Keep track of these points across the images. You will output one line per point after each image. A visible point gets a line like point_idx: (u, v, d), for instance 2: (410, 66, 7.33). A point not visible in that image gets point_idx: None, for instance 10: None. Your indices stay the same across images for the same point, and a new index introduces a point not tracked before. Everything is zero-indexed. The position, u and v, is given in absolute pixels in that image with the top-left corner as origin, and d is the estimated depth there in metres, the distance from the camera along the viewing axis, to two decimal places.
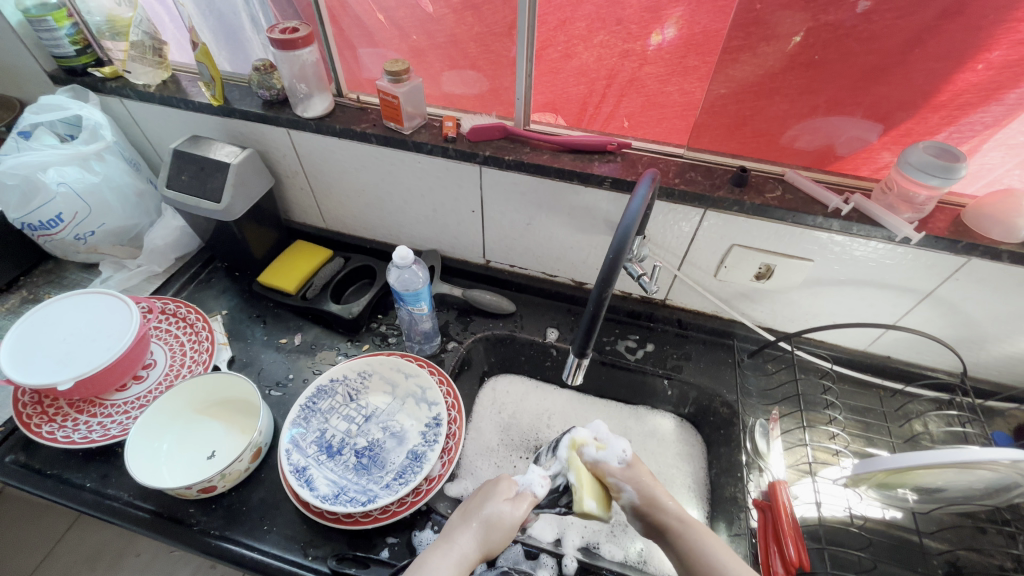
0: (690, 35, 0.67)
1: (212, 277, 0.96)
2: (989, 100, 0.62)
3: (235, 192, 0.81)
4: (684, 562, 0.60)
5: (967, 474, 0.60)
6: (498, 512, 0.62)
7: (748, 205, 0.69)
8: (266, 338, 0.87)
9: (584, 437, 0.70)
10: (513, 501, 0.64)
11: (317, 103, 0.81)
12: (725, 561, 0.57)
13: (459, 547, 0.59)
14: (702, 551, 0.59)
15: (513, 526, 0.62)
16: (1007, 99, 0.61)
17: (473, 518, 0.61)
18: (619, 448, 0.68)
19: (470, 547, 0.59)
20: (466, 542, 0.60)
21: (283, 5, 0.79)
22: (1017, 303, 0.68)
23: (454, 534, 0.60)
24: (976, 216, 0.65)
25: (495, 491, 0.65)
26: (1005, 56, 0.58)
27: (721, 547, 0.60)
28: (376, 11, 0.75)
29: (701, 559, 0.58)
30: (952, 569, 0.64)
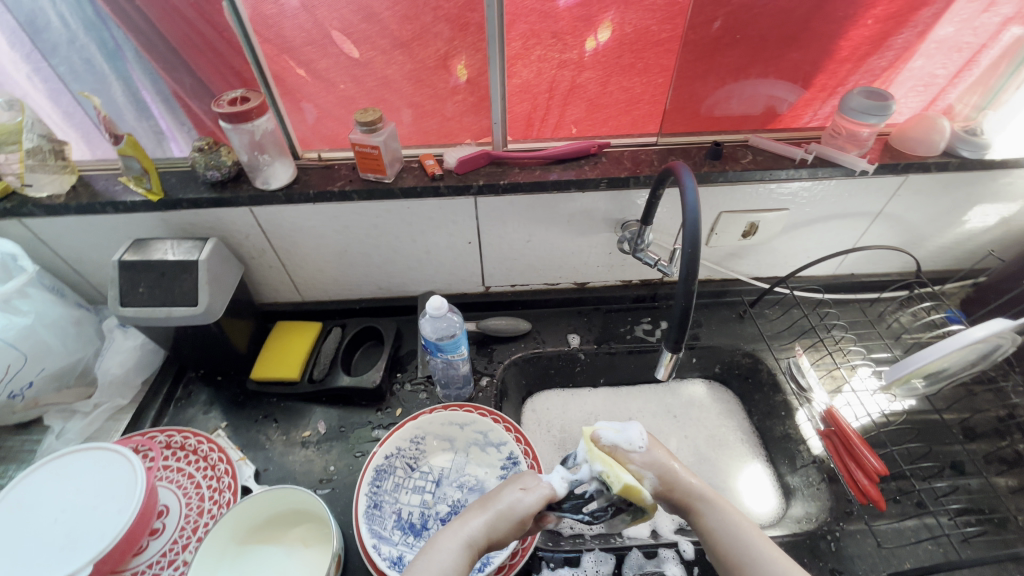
0: (622, 35, 0.71)
1: (190, 390, 0.84)
2: (880, 46, 0.73)
3: (211, 289, 0.72)
4: (705, 537, 0.58)
5: (968, 351, 0.71)
6: (510, 503, 0.58)
7: (731, 173, 0.76)
8: (286, 438, 0.78)
9: (595, 426, 0.63)
10: (526, 490, 0.59)
11: (280, 169, 0.74)
12: (747, 535, 0.56)
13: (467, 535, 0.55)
14: (727, 528, 0.57)
15: (524, 517, 0.57)
16: (894, 44, 0.73)
17: (486, 508, 0.58)
18: (632, 431, 0.62)
19: (480, 530, 0.56)
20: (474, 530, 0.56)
21: (190, 80, 0.71)
22: (942, 203, 0.82)
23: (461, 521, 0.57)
24: (903, 141, 0.77)
25: (513, 480, 0.61)
26: (885, 10, 0.69)
27: (745, 521, 0.57)
28: (295, 68, 0.71)
29: (724, 534, 0.57)
30: (969, 430, 0.76)
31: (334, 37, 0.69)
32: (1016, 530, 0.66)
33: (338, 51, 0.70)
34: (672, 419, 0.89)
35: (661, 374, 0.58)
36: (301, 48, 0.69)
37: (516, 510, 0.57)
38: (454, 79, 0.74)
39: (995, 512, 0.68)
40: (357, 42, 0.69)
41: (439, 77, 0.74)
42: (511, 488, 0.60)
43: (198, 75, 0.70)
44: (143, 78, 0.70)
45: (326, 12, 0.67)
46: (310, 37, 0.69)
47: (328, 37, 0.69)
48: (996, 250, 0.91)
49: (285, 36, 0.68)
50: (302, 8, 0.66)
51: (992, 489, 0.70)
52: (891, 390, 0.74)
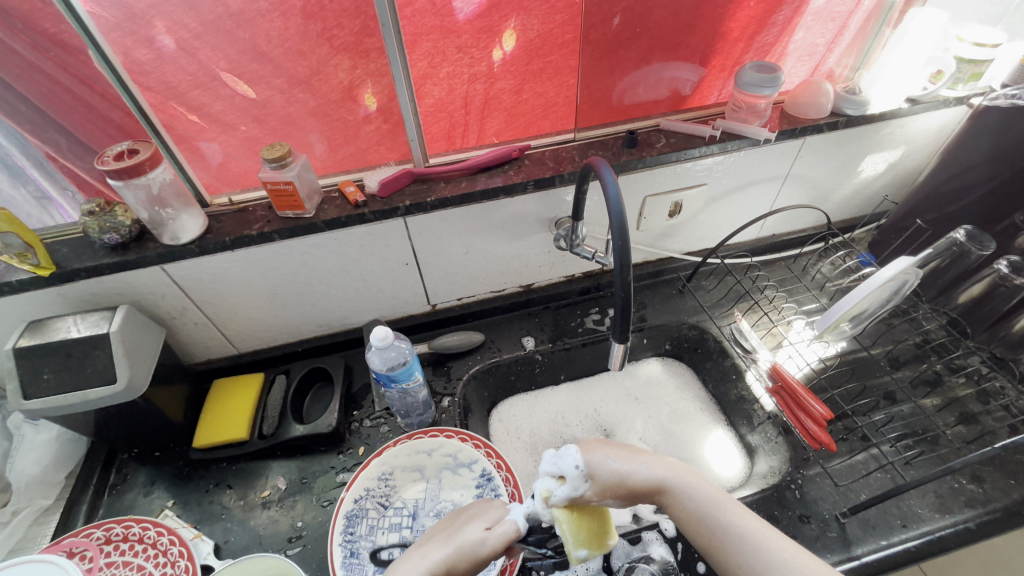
0: (527, 42, 0.72)
1: (126, 473, 0.76)
2: (765, 25, 0.78)
3: (130, 360, 0.66)
4: (683, 526, 0.56)
5: (882, 290, 0.77)
6: (474, 541, 0.55)
7: (649, 158, 0.78)
8: (244, 504, 0.73)
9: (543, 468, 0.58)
10: (492, 528, 0.57)
11: (188, 221, 0.69)
12: (721, 520, 0.53)
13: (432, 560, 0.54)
14: (696, 505, 0.54)
15: (494, 544, 0.55)
16: (776, 21, 0.78)
17: (451, 535, 0.57)
18: (573, 466, 0.56)
19: (439, 561, 0.54)
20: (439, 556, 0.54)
21: (66, 138, 0.64)
22: (839, 158, 0.90)
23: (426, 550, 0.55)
24: (796, 108, 0.82)
25: (484, 507, 0.60)
26: None
27: (713, 498, 0.54)
28: (185, 114, 0.66)
29: (696, 522, 0.54)
30: (894, 360, 0.84)
31: (224, 78, 0.64)
32: (947, 444, 0.73)
33: (232, 92, 0.66)
34: (634, 401, 0.91)
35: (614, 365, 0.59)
36: (189, 92, 0.64)
37: (482, 539, 0.56)
38: (363, 108, 0.72)
39: (927, 430, 0.75)
40: (251, 82, 0.65)
41: (347, 108, 0.72)
42: (475, 519, 0.58)
43: (71, 133, 0.64)
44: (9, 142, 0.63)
45: (208, 53, 0.61)
46: (197, 81, 0.64)
47: (218, 79, 0.64)
48: (890, 194, 1.01)
49: (169, 80, 0.63)
50: (180, 49, 0.60)
51: (921, 411, 0.77)
52: (824, 336, 0.80)
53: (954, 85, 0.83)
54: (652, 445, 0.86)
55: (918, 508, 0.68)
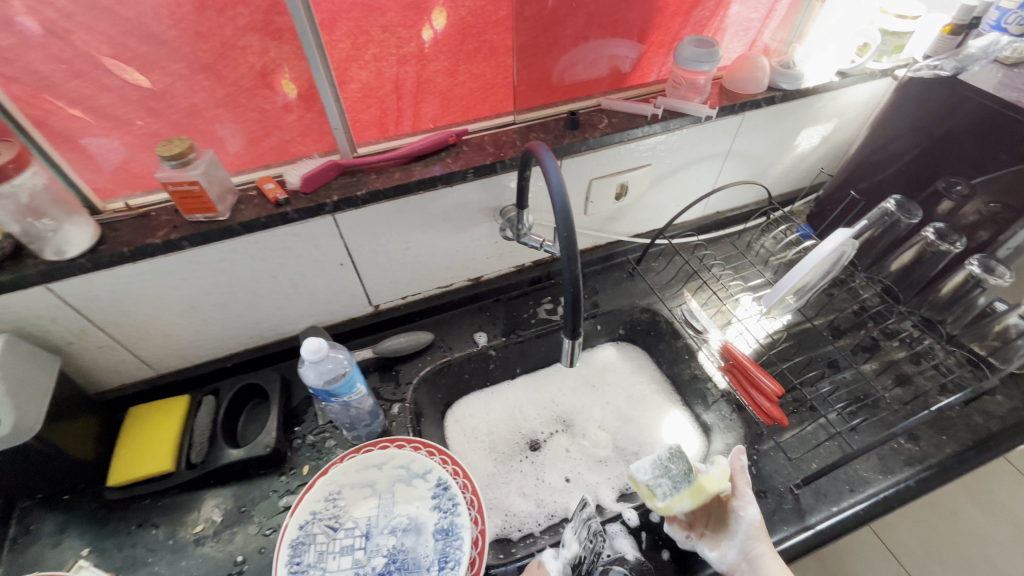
0: (459, 20, 0.66)
1: (28, 524, 0.67)
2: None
3: (15, 399, 0.57)
4: None
5: (823, 263, 0.78)
6: None
7: (592, 140, 0.76)
8: (174, 542, 0.65)
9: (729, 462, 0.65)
10: None
11: (75, 233, 0.59)
12: None
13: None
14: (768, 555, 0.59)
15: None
16: None
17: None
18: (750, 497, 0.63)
19: None
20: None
21: None
22: (777, 134, 0.90)
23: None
24: (734, 82, 0.82)
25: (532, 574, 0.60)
26: None
27: None
28: (64, 107, 0.56)
29: None
30: (835, 328, 0.86)
31: (108, 65, 0.55)
32: (886, 407, 0.76)
33: (120, 82, 0.56)
34: (592, 389, 0.90)
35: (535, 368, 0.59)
36: (65, 83, 0.55)
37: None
38: (281, 96, 0.65)
39: (869, 395, 0.77)
40: (143, 69, 0.56)
41: (261, 97, 0.64)
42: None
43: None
44: None
45: (84, 36, 0.52)
46: (73, 68, 0.54)
47: (101, 66, 0.55)
48: (825, 167, 1.03)
49: (37, 68, 0.53)
50: (47, 33, 0.51)
51: (863, 377, 0.79)
52: (770, 311, 0.81)
53: (879, 58, 0.86)
54: (610, 433, 0.85)
55: (863, 472, 0.70)
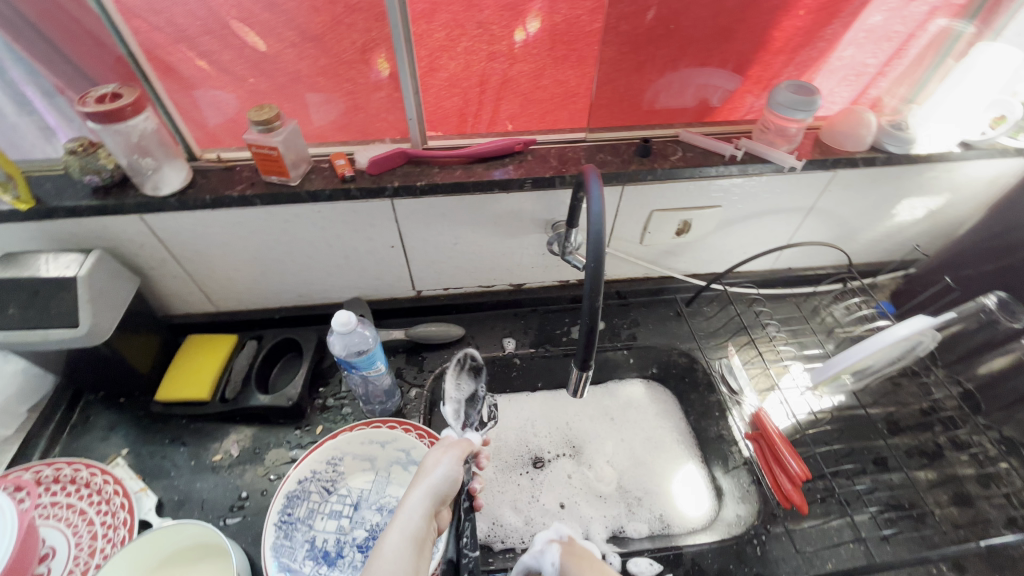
0: (552, 26, 0.67)
1: (89, 415, 0.77)
2: (811, 39, 0.71)
3: (96, 307, 0.65)
4: None
5: (892, 349, 0.71)
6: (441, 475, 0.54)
7: (660, 170, 0.73)
8: (195, 464, 0.72)
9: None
10: (451, 462, 0.56)
11: (170, 174, 0.67)
12: None
13: (414, 526, 0.48)
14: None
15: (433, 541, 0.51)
16: (826, 35, 0.71)
17: (422, 484, 0.53)
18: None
19: (417, 508, 0.50)
20: (419, 528, 0.48)
21: (69, 71, 0.63)
22: (872, 198, 0.82)
23: (405, 511, 0.49)
24: (832, 135, 0.75)
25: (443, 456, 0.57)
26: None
27: None
28: (193, 58, 0.64)
29: None
30: (893, 424, 0.77)
31: (234, 27, 0.62)
32: (933, 525, 0.68)
33: (242, 43, 0.63)
34: (610, 422, 0.87)
35: (451, 384, 0.81)
36: (198, 37, 0.62)
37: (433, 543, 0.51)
38: (374, 72, 0.68)
39: (914, 507, 0.69)
40: (262, 34, 0.63)
41: (357, 71, 0.68)
42: (436, 458, 0.57)
43: (75, 63, 0.63)
44: (14, 71, 0.62)
45: None
46: (206, 26, 0.61)
47: (229, 27, 0.61)
48: (923, 243, 0.92)
49: (177, 22, 0.60)
50: None
51: (912, 484, 0.71)
52: (818, 388, 0.75)
53: (1014, 133, 0.75)
54: (618, 471, 0.82)
55: None
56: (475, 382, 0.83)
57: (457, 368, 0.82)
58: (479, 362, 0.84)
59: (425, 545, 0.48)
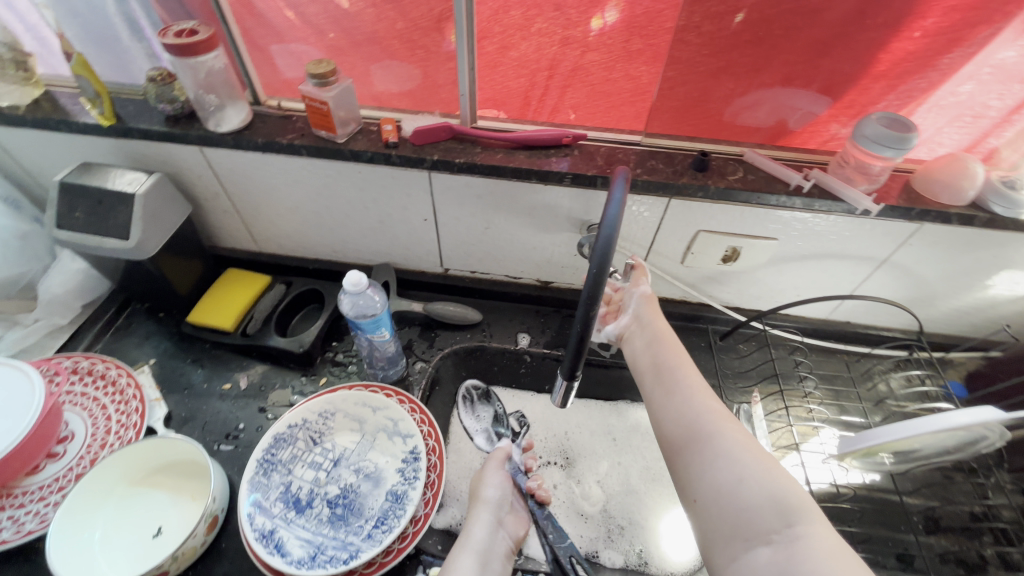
0: (631, 17, 0.63)
1: (131, 322, 0.84)
2: (925, 68, 0.62)
3: (146, 225, 0.70)
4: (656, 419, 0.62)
5: (945, 436, 0.61)
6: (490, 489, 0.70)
7: (713, 189, 0.67)
8: (206, 386, 0.77)
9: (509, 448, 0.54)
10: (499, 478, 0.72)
11: (232, 114, 0.71)
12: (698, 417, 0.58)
13: (478, 541, 0.64)
14: (696, 422, 0.58)
15: (506, 551, 0.66)
16: (942, 66, 0.61)
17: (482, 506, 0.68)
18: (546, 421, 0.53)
19: (482, 534, 0.65)
20: (482, 543, 0.64)
21: (173, 6, 0.68)
22: (963, 262, 0.71)
23: (470, 531, 0.65)
24: (926, 182, 0.65)
25: (485, 475, 0.72)
26: (938, 23, 0.58)
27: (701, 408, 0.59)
28: (282, 8, 0.67)
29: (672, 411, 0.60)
30: (931, 523, 0.67)
31: None
32: None
33: None
34: (610, 442, 0.82)
35: (469, 417, 0.81)
36: None
37: (506, 551, 0.67)
38: (448, 44, 0.67)
39: None
40: None
41: (429, 37, 0.67)
42: (491, 474, 0.72)
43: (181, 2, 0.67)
44: (132, 6, 0.68)
45: None
46: None
47: None
48: (1014, 324, 0.79)
49: None
50: None
51: None
52: (846, 459, 0.67)
53: None
54: (608, 493, 0.78)
55: None
56: (491, 405, 0.83)
57: (466, 402, 0.83)
58: (484, 386, 0.85)
59: (492, 558, 0.63)
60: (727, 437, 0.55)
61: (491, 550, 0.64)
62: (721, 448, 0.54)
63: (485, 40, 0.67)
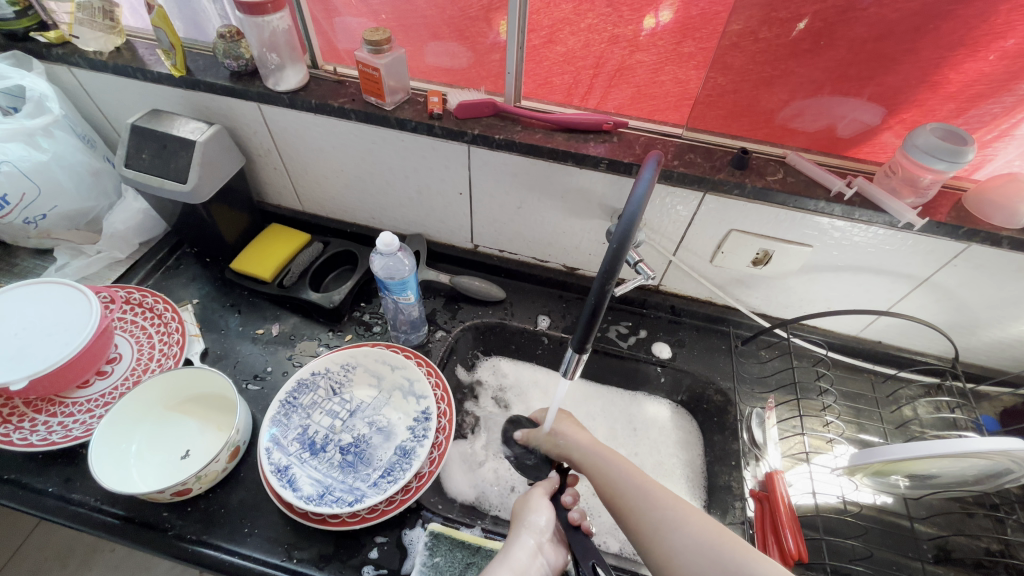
0: (686, 18, 0.62)
1: (180, 263, 0.91)
2: (1001, 91, 0.59)
3: (202, 172, 0.75)
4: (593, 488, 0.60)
5: (961, 463, 0.59)
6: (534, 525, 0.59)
7: (749, 188, 0.66)
8: (241, 329, 0.83)
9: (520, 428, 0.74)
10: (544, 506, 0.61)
11: (291, 75, 0.75)
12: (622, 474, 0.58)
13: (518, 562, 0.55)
14: (643, 509, 0.53)
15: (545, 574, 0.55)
16: (1018, 90, 0.58)
17: (523, 532, 0.59)
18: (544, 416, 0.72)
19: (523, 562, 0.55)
20: (523, 560, 0.55)
21: None
22: (1010, 290, 0.68)
23: (510, 549, 0.56)
24: (977, 202, 0.63)
25: (529, 498, 0.62)
26: (1020, 44, 0.55)
27: (623, 463, 0.59)
28: None
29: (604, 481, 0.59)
30: (941, 553, 0.65)
31: None
32: None
33: None
34: (630, 432, 0.83)
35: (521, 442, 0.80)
36: None
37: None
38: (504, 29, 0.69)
39: None
40: None
41: (482, 27, 0.70)
42: (537, 502, 0.62)
43: None
44: None
45: None
46: None
47: None
48: None
49: None
50: None
51: None
52: (854, 473, 0.65)
53: None
54: None
55: None
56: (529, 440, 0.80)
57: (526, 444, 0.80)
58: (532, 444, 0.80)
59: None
60: (664, 509, 0.52)
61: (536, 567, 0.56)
62: (665, 522, 0.50)
63: (532, 33, 0.68)
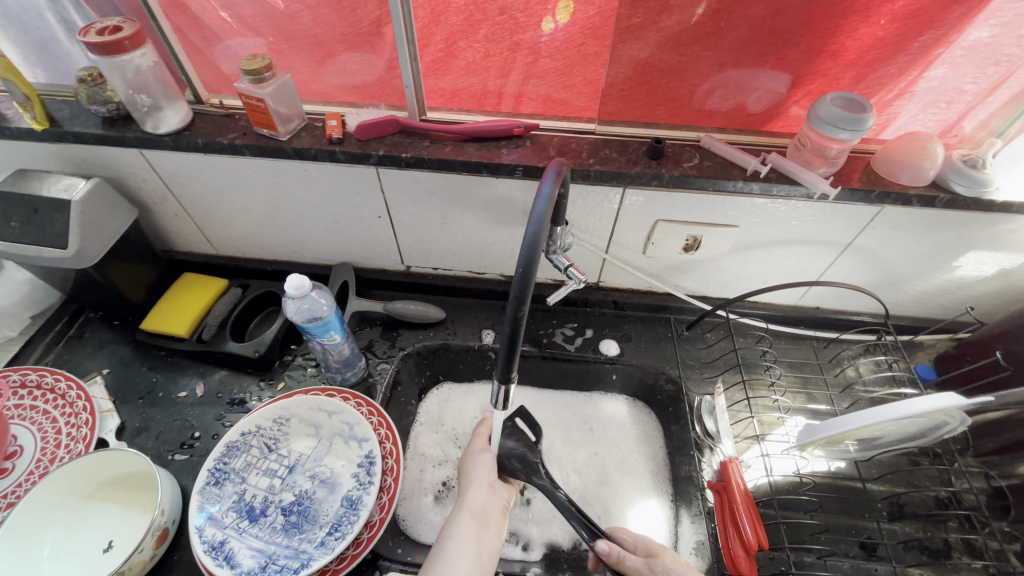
0: (584, 19, 0.61)
1: (84, 331, 0.83)
2: (895, 54, 0.60)
3: (85, 232, 0.68)
4: None
5: (905, 424, 0.60)
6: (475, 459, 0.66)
7: (667, 177, 0.65)
8: (161, 394, 0.76)
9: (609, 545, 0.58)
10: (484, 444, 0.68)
11: (170, 115, 0.69)
12: None
13: (472, 501, 0.62)
14: None
15: (502, 510, 0.63)
16: (912, 50, 0.59)
17: (470, 480, 0.65)
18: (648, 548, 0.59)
19: (474, 499, 0.62)
20: (475, 500, 0.62)
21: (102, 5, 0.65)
22: (928, 244, 0.70)
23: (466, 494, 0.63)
24: (884, 163, 0.63)
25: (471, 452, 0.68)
26: (907, 6, 0.56)
27: None
28: (216, 9, 0.64)
29: None
30: (895, 509, 0.67)
31: None
32: None
33: None
34: (586, 433, 0.81)
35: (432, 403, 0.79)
36: None
37: (504, 510, 0.64)
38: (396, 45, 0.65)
39: None
40: None
41: (375, 42, 0.65)
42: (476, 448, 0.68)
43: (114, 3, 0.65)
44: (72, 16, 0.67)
45: None
46: None
47: None
48: (977, 304, 0.78)
49: None
50: None
51: None
52: (807, 449, 0.66)
53: None
54: (585, 481, 0.77)
55: None
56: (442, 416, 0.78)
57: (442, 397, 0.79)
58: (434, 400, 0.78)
59: (489, 515, 0.62)
60: None
61: (488, 506, 0.63)
62: None
63: (428, 45, 0.65)
